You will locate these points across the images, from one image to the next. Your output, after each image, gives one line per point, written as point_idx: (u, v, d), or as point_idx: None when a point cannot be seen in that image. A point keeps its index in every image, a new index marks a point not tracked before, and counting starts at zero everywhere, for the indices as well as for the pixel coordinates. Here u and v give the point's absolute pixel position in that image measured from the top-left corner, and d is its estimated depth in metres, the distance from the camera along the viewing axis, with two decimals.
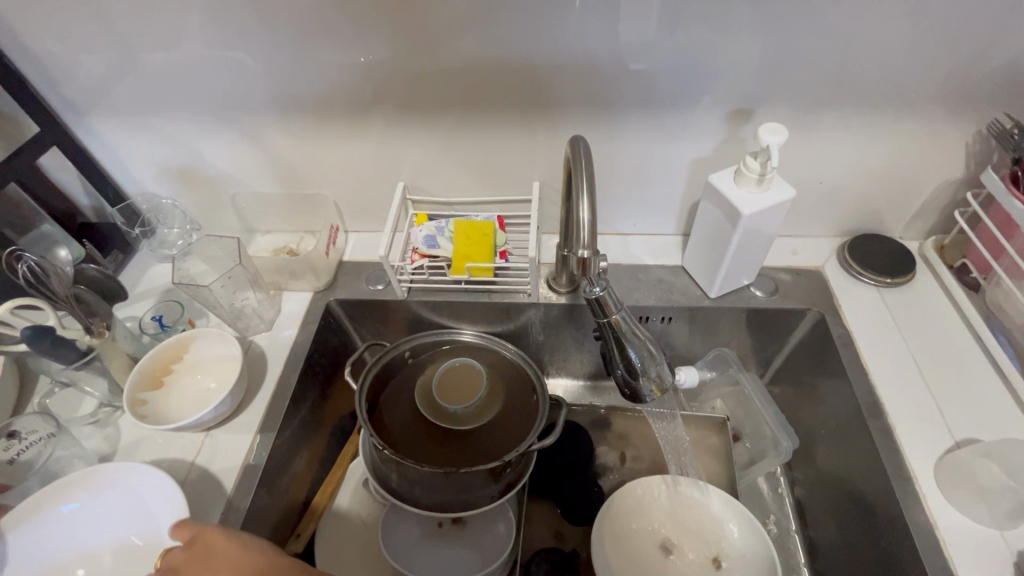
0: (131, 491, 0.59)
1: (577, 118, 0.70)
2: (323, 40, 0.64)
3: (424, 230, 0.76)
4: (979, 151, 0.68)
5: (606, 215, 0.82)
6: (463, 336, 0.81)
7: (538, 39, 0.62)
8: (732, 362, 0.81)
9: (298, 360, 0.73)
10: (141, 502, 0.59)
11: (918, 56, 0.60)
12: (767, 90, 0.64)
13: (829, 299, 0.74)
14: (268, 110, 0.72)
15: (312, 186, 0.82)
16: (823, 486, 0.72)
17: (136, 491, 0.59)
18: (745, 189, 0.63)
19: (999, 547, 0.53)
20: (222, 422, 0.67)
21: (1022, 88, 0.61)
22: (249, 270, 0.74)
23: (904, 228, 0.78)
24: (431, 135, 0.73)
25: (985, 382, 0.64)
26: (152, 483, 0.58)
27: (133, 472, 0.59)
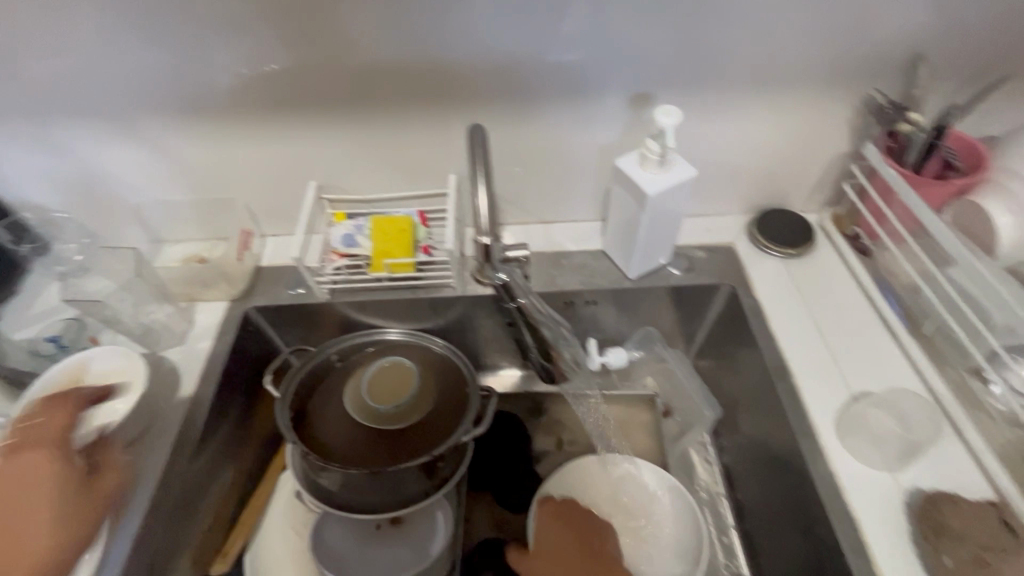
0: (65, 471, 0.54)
1: (487, 108, 0.70)
2: (214, 36, 0.61)
3: (343, 228, 0.76)
4: (860, 126, 0.73)
5: (527, 205, 0.83)
6: (389, 335, 0.80)
7: (438, 30, 0.62)
8: (656, 339, 0.85)
9: (214, 372, 0.70)
10: (73, 483, 0.54)
11: (795, 38, 0.64)
12: (665, 74, 0.67)
13: (740, 273, 0.78)
14: (162, 112, 0.69)
15: (221, 190, 0.78)
16: (745, 450, 0.76)
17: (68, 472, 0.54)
18: (648, 171, 0.65)
19: (892, 488, 0.57)
20: (132, 444, 0.63)
21: (889, 66, 0.67)
22: (151, 281, 0.74)
23: (805, 202, 0.83)
24: (341, 131, 0.72)
25: (877, 339, 0.69)
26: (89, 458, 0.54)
27: (71, 451, 0.54)
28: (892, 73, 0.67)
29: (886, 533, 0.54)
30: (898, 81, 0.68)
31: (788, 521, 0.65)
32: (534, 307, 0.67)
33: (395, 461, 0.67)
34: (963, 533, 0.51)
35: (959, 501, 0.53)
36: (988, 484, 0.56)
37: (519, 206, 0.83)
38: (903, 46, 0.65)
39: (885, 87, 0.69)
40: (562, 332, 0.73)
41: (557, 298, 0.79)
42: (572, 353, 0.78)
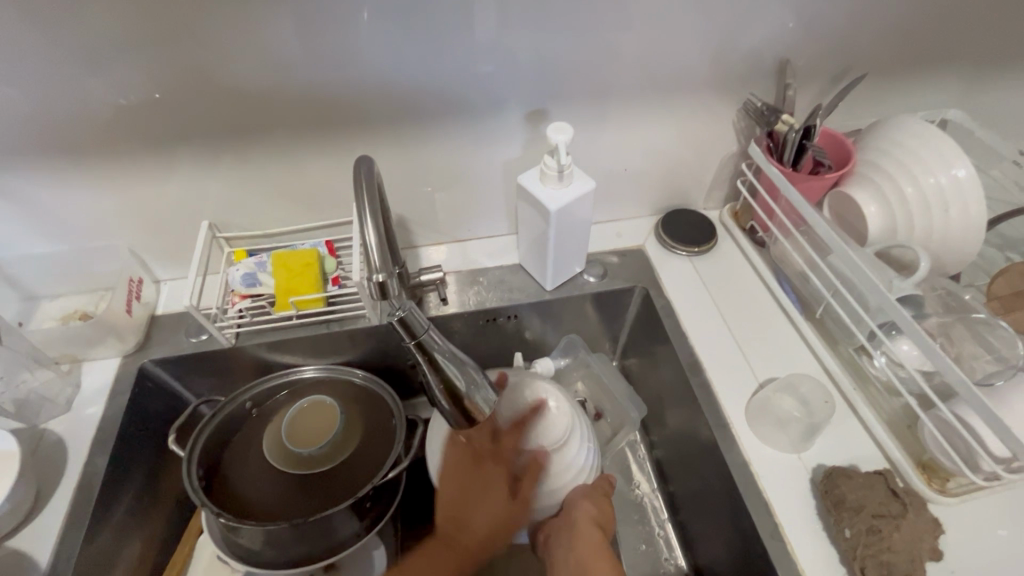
0: None
1: (384, 133, 0.68)
2: (70, 75, 0.56)
3: (243, 267, 0.70)
4: (744, 127, 0.78)
5: (440, 225, 0.82)
6: (304, 373, 0.76)
7: (318, 58, 0.59)
8: (581, 345, 0.85)
9: (108, 439, 0.64)
10: None
11: (676, 50, 0.67)
12: (557, 89, 0.68)
13: (651, 274, 0.81)
14: (18, 158, 0.62)
15: (102, 237, 0.72)
16: (672, 443, 0.78)
17: None
18: (549, 187, 0.66)
19: (799, 467, 0.61)
20: (12, 532, 0.57)
21: (762, 72, 0.71)
22: (19, 349, 0.63)
23: (705, 200, 0.88)
24: (231, 166, 0.68)
25: (778, 325, 0.73)
26: None
27: None
28: (766, 77, 0.72)
29: (797, 512, 0.58)
30: (772, 84, 0.73)
31: (713, 509, 0.68)
32: (435, 348, 0.55)
33: (321, 507, 0.64)
34: (858, 504, 0.53)
35: (853, 474, 0.56)
36: (879, 452, 0.61)
37: (432, 227, 0.82)
38: (771, 53, 0.69)
39: (761, 91, 0.74)
40: (472, 375, 0.58)
41: (479, 316, 0.79)
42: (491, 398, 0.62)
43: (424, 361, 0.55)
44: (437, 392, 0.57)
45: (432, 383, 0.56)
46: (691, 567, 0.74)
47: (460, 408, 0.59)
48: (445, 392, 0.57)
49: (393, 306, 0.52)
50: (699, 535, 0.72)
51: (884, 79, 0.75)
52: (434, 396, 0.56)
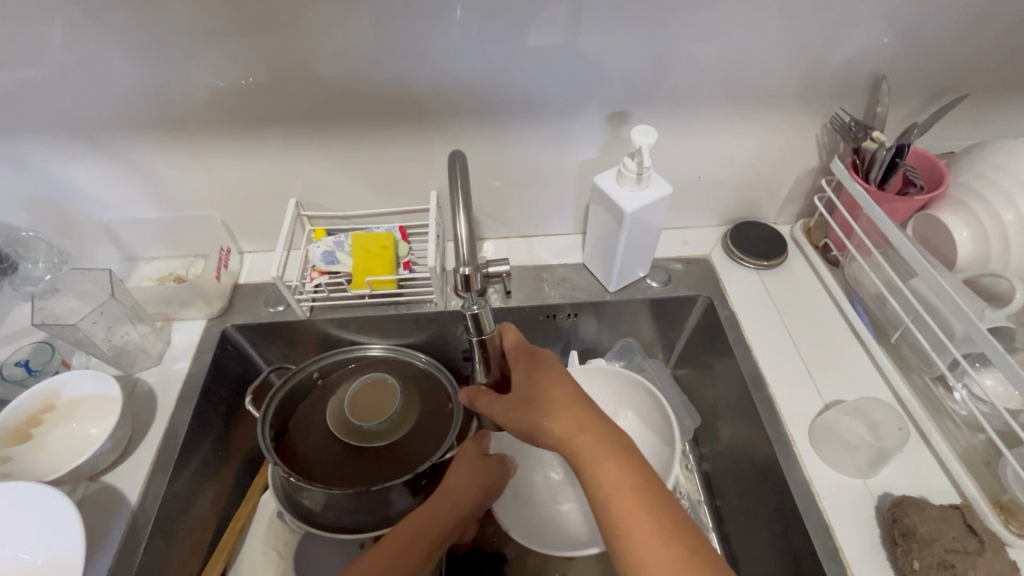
0: (10, 512, 0.53)
1: (469, 127, 0.71)
2: (192, 54, 0.61)
3: (322, 245, 0.75)
4: (827, 142, 0.76)
5: (507, 219, 0.84)
6: (371, 351, 0.80)
7: (416, 51, 0.62)
8: (637, 349, 0.86)
9: (193, 394, 0.69)
10: (21, 523, 0.53)
11: (767, 59, 0.66)
12: (640, 94, 0.68)
13: (717, 284, 0.80)
14: (137, 128, 0.67)
15: (199, 207, 0.77)
16: (723, 458, 0.77)
17: (16, 512, 0.53)
18: (626, 187, 0.67)
19: (863, 493, 0.59)
20: (108, 469, 0.62)
21: (854, 87, 0.70)
22: (126, 304, 0.69)
23: (776, 214, 0.86)
24: (322, 148, 0.72)
25: (846, 347, 0.71)
26: (36, 499, 0.52)
27: (10, 492, 0.53)
28: (857, 92, 0.70)
29: (859, 540, 0.56)
30: (863, 100, 0.71)
31: (765, 528, 0.67)
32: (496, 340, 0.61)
33: (378, 480, 0.67)
34: (931, 536, 0.51)
35: (927, 507, 0.54)
36: (952, 487, 0.58)
37: (500, 221, 0.84)
38: (866, 69, 0.68)
39: (850, 106, 0.72)
40: None
41: (538, 311, 0.80)
42: None
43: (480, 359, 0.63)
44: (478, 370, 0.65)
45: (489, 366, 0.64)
46: None
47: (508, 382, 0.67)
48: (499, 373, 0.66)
49: (471, 303, 0.57)
50: (746, 553, 0.71)
51: (984, 102, 0.72)
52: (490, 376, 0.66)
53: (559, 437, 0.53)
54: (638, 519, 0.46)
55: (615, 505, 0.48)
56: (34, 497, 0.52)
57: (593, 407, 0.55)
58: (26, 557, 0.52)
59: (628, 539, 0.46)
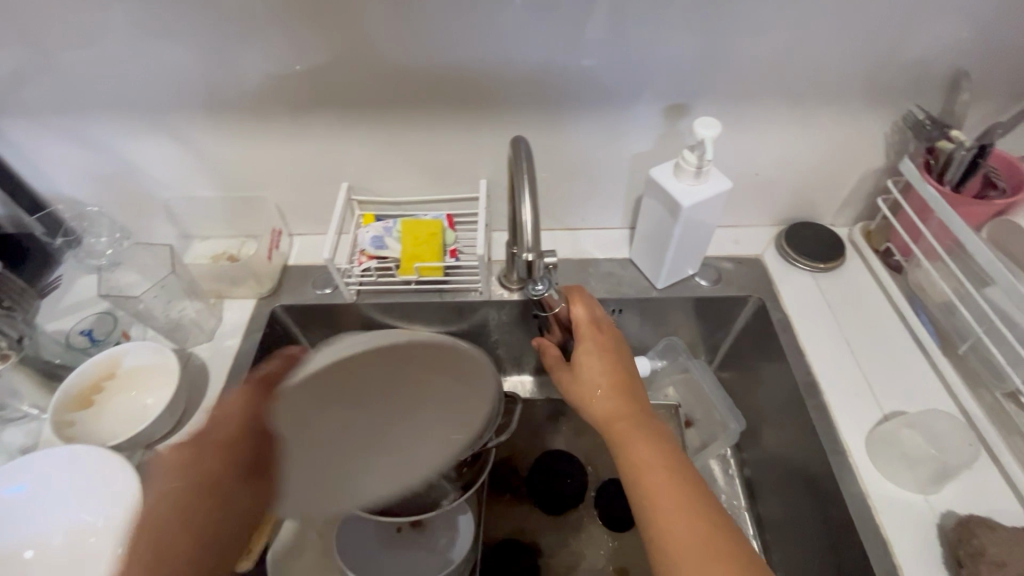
0: (82, 474, 0.56)
1: (522, 115, 0.70)
2: (256, 37, 0.61)
3: (372, 231, 0.75)
4: (896, 141, 0.72)
5: (554, 211, 0.83)
6: (416, 338, 0.80)
7: (475, 36, 0.62)
8: (681, 349, 0.84)
9: (243, 370, 0.70)
10: (91, 485, 0.56)
11: (839, 52, 0.63)
12: (701, 86, 0.66)
13: (769, 285, 0.78)
14: (200, 109, 0.69)
15: (253, 188, 0.79)
16: (767, 465, 0.75)
17: (87, 474, 0.56)
18: (683, 181, 0.65)
19: (924, 509, 0.57)
20: (163, 438, 0.65)
21: (931, 84, 0.66)
22: (185, 279, 0.72)
23: (834, 215, 0.83)
24: (375, 133, 0.72)
25: (908, 357, 0.68)
26: (106, 464, 0.56)
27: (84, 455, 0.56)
28: (934, 89, 0.66)
29: (919, 558, 0.54)
30: (939, 98, 0.67)
31: (812, 539, 0.65)
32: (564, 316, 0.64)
33: None
34: (1003, 559, 0.48)
35: (997, 528, 0.51)
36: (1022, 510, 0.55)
37: (547, 213, 0.83)
38: (946, 64, 0.64)
39: (924, 103, 0.68)
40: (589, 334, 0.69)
41: None
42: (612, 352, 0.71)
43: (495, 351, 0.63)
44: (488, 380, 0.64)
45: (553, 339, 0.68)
46: None
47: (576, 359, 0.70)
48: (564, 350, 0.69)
49: (539, 280, 0.61)
50: (789, 564, 0.69)
51: None
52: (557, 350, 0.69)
53: (606, 410, 0.57)
54: (671, 492, 0.49)
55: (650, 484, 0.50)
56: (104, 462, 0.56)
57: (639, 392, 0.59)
58: (93, 518, 0.56)
59: (657, 511, 0.49)
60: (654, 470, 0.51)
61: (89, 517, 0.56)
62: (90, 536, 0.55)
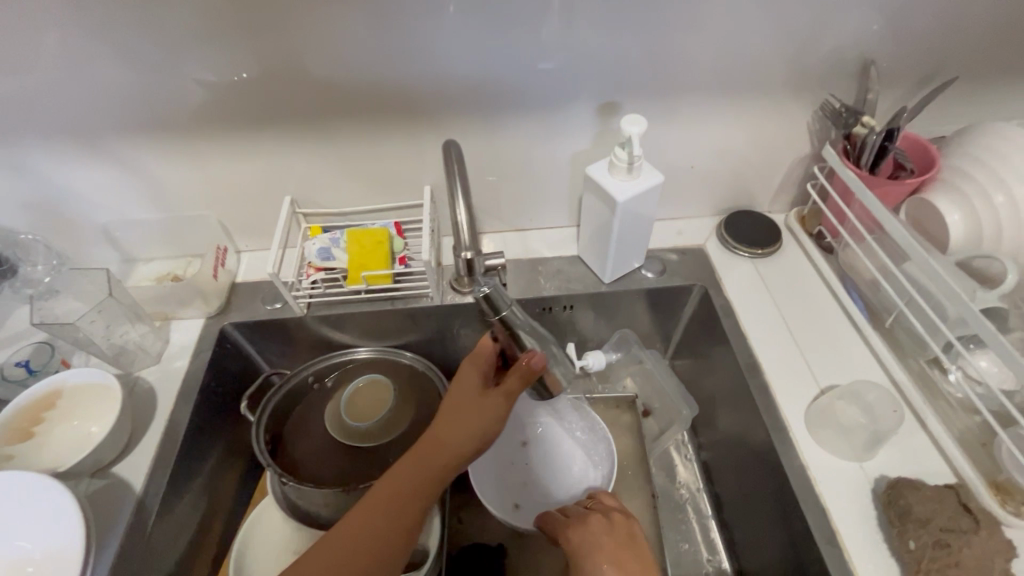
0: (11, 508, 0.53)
1: (460, 121, 0.71)
2: (185, 53, 0.61)
3: (318, 242, 0.75)
4: (819, 129, 0.76)
5: (502, 213, 0.84)
6: (358, 354, 0.80)
7: (405, 46, 0.63)
8: (633, 341, 0.85)
9: (192, 391, 0.69)
10: (18, 519, 0.53)
11: (757, 46, 0.66)
12: (631, 85, 0.69)
13: (711, 274, 0.81)
14: (133, 130, 0.68)
15: (194, 207, 0.78)
16: (721, 446, 0.77)
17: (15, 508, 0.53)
18: (619, 178, 0.67)
19: (859, 476, 0.60)
20: (109, 465, 0.63)
21: (844, 73, 0.70)
22: (125, 303, 0.70)
23: (770, 203, 0.86)
24: (316, 146, 0.72)
25: (842, 333, 0.72)
26: (36, 493, 0.53)
27: (14, 485, 0.53)
28: (847, 79, 0.70)
29: (855, 522, 0.57)
30: (854, 86, 0.71)
31: (762, 515, 0.67)
32: (517, 326, 0.60)
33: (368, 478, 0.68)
34: (926, 516, 0.52)
35: (922, 487, 0.54)
36: (947, 469, 0.59)
37: (496, 215, 0.85)
38: (856, 54, 0.68)
39: (840, 92, 0.72)
40: (554, 352, 0.66)
41: (533, 304, 0.80)
42: (563, 369, 0.68)
43: (514, 336, 0.60)
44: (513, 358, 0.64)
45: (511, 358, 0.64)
46: (735, 570, 0.72)
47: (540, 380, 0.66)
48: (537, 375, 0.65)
49: (479, 283, 0.58)
50: (744, 540, 0.71)
51: (975, 85, 0.72)
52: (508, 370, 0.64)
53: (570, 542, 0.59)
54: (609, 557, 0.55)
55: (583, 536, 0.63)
56: (36, 490, 0.53)
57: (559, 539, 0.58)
58: (20, 553, 0.52)
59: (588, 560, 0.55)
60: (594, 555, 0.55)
61: (16, 553, 0.52)
62: (27, 568, 0.51)
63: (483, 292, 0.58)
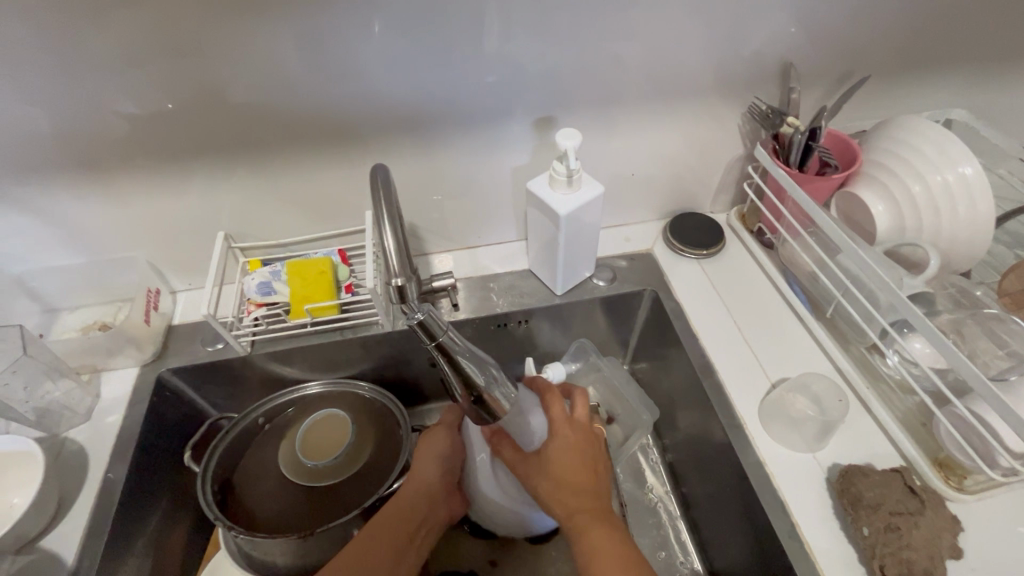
0: None
1: (396, 143, 0.70)
2: (89, 94, 0.58)
3: (258, 276, 0.72)
4: (749, 131, 0.79)
5: (450, 232, 0.83)
6: (309, 390, 0.77)
7: (333, 71, 0.61)
8: (591, 350, 0.85)
9: (128, 447, 0.65)
10: None
11: (682, 55, 0.68)
12: (564, 97, 0.69)
13: (660, 277, 0.82)
14: (44, 172, 0.63)
15: (119, 250, 0.74)
16: (684, 447, 0.78)
17: None
18: (559, 191, 0.67)
19: (813, 466, 0.61)
20: (35, 539, 0.58)
21: (766, 77, 0.72)
22: (44, 360, 0.65)
23: (711, 203, 0.89)
24: (247, 177, 0.69)
25: (789, 326, 0.74)
26: None
27: None
28: (770, 81, 0.73)
29: (814, 513, 0.58)
30: (777, 88, 0.74)
31: (727, 512, 0.68)
32: (455, 349, 0.58)
33: (327, 520, 0.65)
34: (877, 501, 0.53)
35: (870, 473, 0.56)
36: (895, 451, 0.61)
37: (442, 234, 0.83)
38: (775, 58, 0.70)
39: (764, 95, 0.75)
40: (492, 372, 0.62)
41: (488, 322, 0.80)
42: (508, 389, 0.64)
43: (452, 358, 0.59)
44: (456, 386, 0.60)
45: (453, 382, 0.61)
46: (707, 570, 0.73)
47: (480, 402, 0.62)
48: (474, 397, 0.62)
49: (414, 312, 0.55)
50: (713, 539, 0.72)
51: (887, 82, 0.76)
52: (456, 393, 0.61)
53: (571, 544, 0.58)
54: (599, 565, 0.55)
55: (587, 521, 0.57)
56: None
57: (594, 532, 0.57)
58: None
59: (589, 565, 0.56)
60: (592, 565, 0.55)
61: None
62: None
63: (418, 319, 0.55)
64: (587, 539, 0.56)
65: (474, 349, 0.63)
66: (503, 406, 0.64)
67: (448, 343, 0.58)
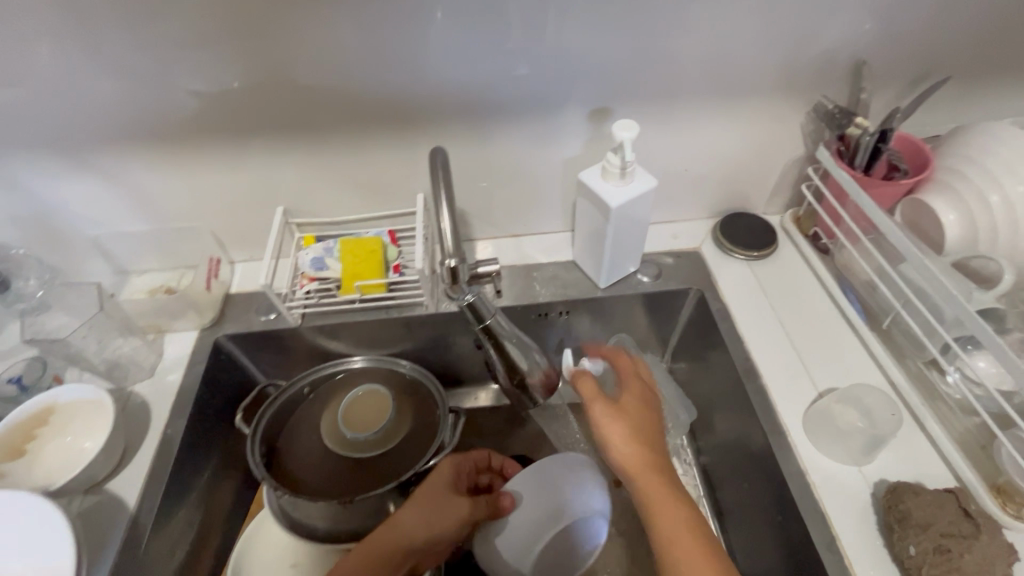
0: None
1: (451, 128, 0.71)
2: (168, 70, 0.61)
3: (311, 252, 0.75)
4: (813, 131, 0.76)
5: (498, 219, 0.84)
6: (354, 363, 0.80)
7: (396, 55, 0.62)
8: (630, 346, 0.85)
9: (186, 405, 0.69)
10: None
11: (748, 49, 0.66)
12: (622, 89, 0.68)
13: (707, 276, 0.80)
14: (126, 142, 0.68)
15: (186, 218, 0.78)
16: (720, 451, 0.76)
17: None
18: (611, 183, 0.67)
19: (858, 480, 0.59)
20: (101, 481, 0.62)
21: (836, 75, 0.69)
22: (116, 317, 0.70)
23: (765, 205, 0.86)
24: (308, 155, 0.72)
25: (841, 335, 0.71)
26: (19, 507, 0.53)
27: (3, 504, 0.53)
28: (839, 80, 0.70)
29: (857, 529, 0.56)
30: (846, 87, 0.71)
31: (761, 520, 0.67)
32: (501, 334, 0.64)
33: (365, 489, 0.68)
34: (927, 521, 0.51)
35: (921, 491, 0.54)
36: (949, 472, 0.58)
37: (490, 221, 0.84)
38: (847, 56, 0.68)
39: (833, 94, 0.72)
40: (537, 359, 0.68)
41: (529, 310, 0.80)
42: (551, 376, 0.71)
43: (502, 347, 0.65)
44: (501, 368, 0.67)
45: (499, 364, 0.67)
46: None
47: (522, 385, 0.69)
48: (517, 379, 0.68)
49: (463, 292, 0.60)
50: (745, 546, 0.70)
51: (967, 85, 0.72)
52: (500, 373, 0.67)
53: (627, 469, 0.58)
54: (672, 512, 0.54)
55: (647, 475, 0.57)
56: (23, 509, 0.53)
57: (675, 488, 0.56)
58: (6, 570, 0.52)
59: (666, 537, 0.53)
60: (667, 527, 0.54)
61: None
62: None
63: (467, 300, 0.60)
64: (656, 522, 0.54)
65: (523, 335, 0.68)
66: (545, 390, 0.70)
67: (494, 327, 0.63)
